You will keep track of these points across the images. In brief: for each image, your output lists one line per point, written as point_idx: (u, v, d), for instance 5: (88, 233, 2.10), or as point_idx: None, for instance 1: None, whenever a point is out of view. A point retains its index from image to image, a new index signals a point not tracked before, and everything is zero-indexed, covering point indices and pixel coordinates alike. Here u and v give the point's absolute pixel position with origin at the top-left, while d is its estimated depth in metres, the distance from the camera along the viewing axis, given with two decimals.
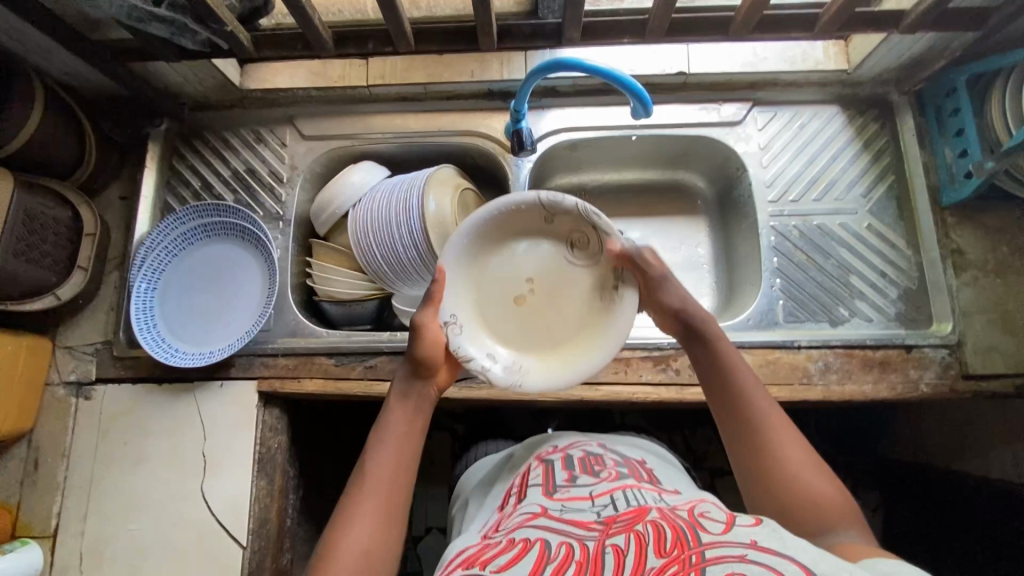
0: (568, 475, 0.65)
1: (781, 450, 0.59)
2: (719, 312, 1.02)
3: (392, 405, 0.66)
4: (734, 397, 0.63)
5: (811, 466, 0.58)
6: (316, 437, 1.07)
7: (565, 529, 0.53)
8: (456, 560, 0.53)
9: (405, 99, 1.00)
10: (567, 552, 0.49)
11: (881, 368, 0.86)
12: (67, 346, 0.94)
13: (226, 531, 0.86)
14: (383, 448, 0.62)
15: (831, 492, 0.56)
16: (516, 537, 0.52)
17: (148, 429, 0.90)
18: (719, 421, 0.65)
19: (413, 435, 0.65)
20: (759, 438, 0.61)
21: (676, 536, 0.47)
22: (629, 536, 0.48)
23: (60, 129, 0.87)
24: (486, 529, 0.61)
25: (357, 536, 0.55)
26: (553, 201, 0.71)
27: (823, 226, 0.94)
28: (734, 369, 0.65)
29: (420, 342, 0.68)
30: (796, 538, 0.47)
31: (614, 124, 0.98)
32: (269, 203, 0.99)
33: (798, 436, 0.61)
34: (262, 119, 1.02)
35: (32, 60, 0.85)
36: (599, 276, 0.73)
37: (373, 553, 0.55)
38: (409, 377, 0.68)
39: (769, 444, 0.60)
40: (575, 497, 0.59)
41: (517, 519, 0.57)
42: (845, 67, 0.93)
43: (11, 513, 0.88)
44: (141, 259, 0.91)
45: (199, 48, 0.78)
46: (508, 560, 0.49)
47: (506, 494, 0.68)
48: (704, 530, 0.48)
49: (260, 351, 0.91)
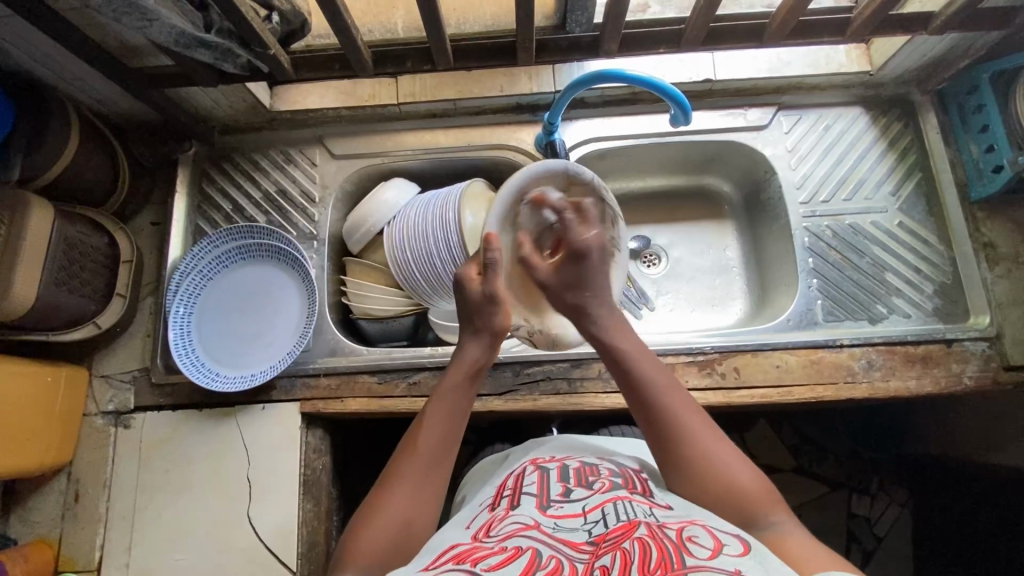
0: (562, 489, 0.63)
1: (691, 437, 0.61)
2: (754, 314, 1.03)
3: (451, 378, 0.68)
4: (636, 386, 0.65)
5: (725, 452, 0.60)
6: (354, 458, 1.06)
7: (556, 544, 0.52)
8: (447, 554, 0.53)
9: (433, 115, 1.00)
10: (557, 565, 0.49)
11: (924, 363, 0.87)
12: (104, 374, 0.93)
13: (276, 556, 0.85)
14: (432, 422, 0.64)
15: (750, 481, 0.58)
16: (508, 544, 0.52)
17: (190, 455, 0.89)
18: (645, 425, 0.64)
19: (465, 414, 0.67)
20: (666, 426, 0.62)
21: (661, 557, 0.48)
22: (615, 554, 0.49)
23: (96, 157, 0.88)
24: (475, 529, 0.59)
25: (397, 505, 0.58)
26: (575, 174, 0.75)
27: (855, 225, 0.95)
28: (637, 361, 0.67)
29: (494, 312, 0.71)
30: (777, 564, 0.48)
31: (643, 132, 0.99)
32: (302, 223, 0.99)
33: (707, 423, 0.63)
34: (291, 140, 1.02)
35: (67, 90, 0.85)
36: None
37: (412, 524, 0.58)
38: (476, 352, 0.70)
39: (679, 435, 0.61)
40: (567, 513, 0.58)
41: (508, 527, 0.56)
42: (868, 68, 0.95)
43: (53, 548, 0.86)
44: (176, 284, 0.90)
45: (238, 72, 0.79)
46: (501, 560, 0.50)
47: (496, 495, 0.68)
48: (689, 553, 0.48)
49: (301, 372, 0.91)
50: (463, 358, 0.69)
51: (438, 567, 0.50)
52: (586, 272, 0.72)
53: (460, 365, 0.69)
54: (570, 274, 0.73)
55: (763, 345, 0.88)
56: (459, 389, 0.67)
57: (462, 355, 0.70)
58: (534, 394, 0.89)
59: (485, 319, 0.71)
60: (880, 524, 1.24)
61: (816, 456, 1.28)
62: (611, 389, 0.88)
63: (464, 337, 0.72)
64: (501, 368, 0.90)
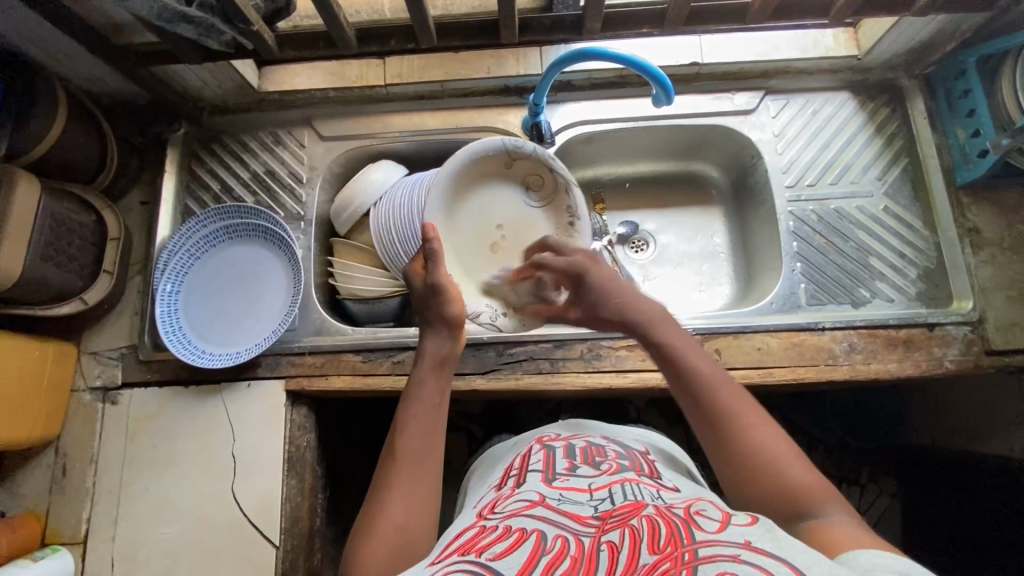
0: (568, 464, 0.64)
1: (747, 436, 0.57)
2: (740, 299, 1.04)
3: (418, 375, 0.67)
4: (686, 381, 0.62)
5: (785, 453, 0.57)
6: (341, 438, 1.07)
7: (562, 521, 0.52)
8: (453, 544, 0.52)
9: (421, 98, 1.01)
10: (563, 545, 0.48)
11: (906, 347, 0.87)
12: (92, 351, 0.94)
13: (259, 530, 0.86)
14: (412, 424, 0.63)
15: (806, 476, 0.55)
16: (512, 525, 0.52)
17: (176, 431, 0.90)
18: (700, 428, 0.61)
19: (440, 410, 0.65)
20: (724, 423, 0.59)
21: (670, 533, 0.47)
22: (623, 532, 0.48)
23: (84, 134, 0.88)
24: (481, 508, 0.60)
25: (393, 511, 0.56)
26: (514, 147, 0.81)
27: (840, 209, 0.95)
28: (690, 355, 0.64)
29: (446, 302, 0.69)
30: (793, 541, 0.46)
31: (631, 115, 0.99)
32: (290, 203, 1.00)
33: (760, 418, 0.59)
34: (280, 121, 1.03)
35: (54, 67, 0.86)
36: (558, 211, 0.85)
37: (411, 528, 0.56)
38: (436, 344, 0.68)
39: (738, 432, 0.58)
40: (574, 487, 0.59)
41: (513, 504, 0.56)
42: (855, 52, 0.95)
43: (40, 521, 0.88)
44: (164, 262, 0.91)
45: (222, 48, 0.79)
46: (505, 548, 0.48)
47: (504, 475, 0.69)
48: (698, 528, 0.48)
49: (287, 350, 0.92)
50: (424, 352, 0.68)
51: (444, 560, 0.48)
52: (591, 287, 0.72)
53: (423, 360, 0.68)
54: (585, 297, 0.72)
55: (745, 328, 0.88)
56: (426, 382, 0.66)
57: (422, 349, 0.69)
58: (517, 373, 0.89)
59: (435, 308, 0.70)
60: (869, 512, 1.23)
61: (805, 445, 1.27)
62: (592, 369, 0.89)
63: (423, 333, 0.70)
64: (485, 348, 0.90)
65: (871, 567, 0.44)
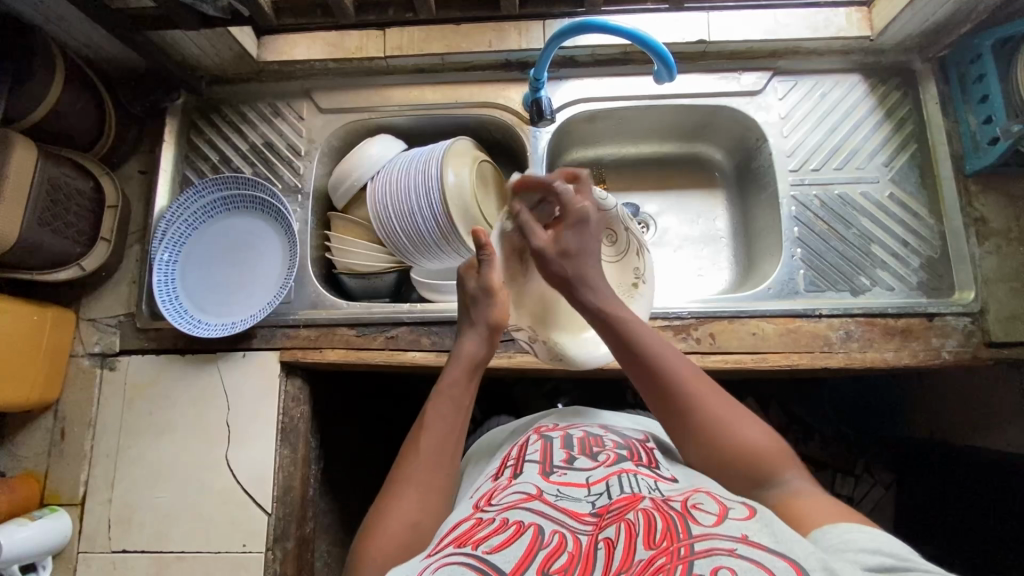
0: (565, 455, 0.64)
1: (702, 412, 0.60)
2: (739, 283, 1.03)
3: (450, 375, 0.68)
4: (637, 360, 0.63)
5: (735, 416, 0.59)
6: (333, 410, 1.07)
7: (558, 518, 0.52)
8: (449, 536, 0.52)
9: (421, 71, 0.99)
10: (560, 541, 0.48)
11: (903, 336, 0.86)
12: (91, 318, 0.95)
13: (252, 498, 0.87)
14: (435, 420, 0.64)
15: (766, 442, 0.58)
16: (508, 518, 0.52)
17: (174, 398, 0.91)
18: (658, 408, 0.63)
19: (464, 413, 0.66)
20: (676, 395, 0.61)
21: (666, 526, 0.47)
22: (619, 527, 0.48)
23: (82, 100, 0.88)
24: (478, 498, 0.60)
25: (403, 511, 0.56)
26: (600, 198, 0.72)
27: (844, 195, 0.93)
28: (640, 337, 0.64)
29: (491, 305, 0.70)
30: (790, 534, 0.46)
31: (635, 93, 0.97)
32: (288, 176, 0.99)
33: (714, 390, 0.61)
34: (279, 93, 1.02)
35: (50, 29, 0.86)
36: (623, 270, 0.79)
37: (423, 525, 0.56)
38: (474, 345, 0.70)
39: (690, 407, 0.60)
40: (571, 482, 0.59)
41: (510, 497, 0.56)
42: (868, 33, 0.92)
43: (39, 481, 0.90)
44: (162, 230, 0.91)
45: (219, 15, 0.79)
46: (502, 541, 0.48)
47: (501, 463, 0.68)
48: (695, 521, 0.48)
49: (282, 322, 0.92)
50: (462, 353, 0.69)
51: (440, 552, 0.49)
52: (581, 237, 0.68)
53: (458, 360, 0.69)
54: (575, 239, 0.68)
55: (741, 312, 0.88)
56: (458, 383, 0.67)
57: (459, 349, 0.70)
58: (510, 352, 0.89)
59: (481, 311, 0.71)
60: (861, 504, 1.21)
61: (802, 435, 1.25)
62: None
63: (461, 331, 0.71)
64: None
65: (845, 546, 0.45)
